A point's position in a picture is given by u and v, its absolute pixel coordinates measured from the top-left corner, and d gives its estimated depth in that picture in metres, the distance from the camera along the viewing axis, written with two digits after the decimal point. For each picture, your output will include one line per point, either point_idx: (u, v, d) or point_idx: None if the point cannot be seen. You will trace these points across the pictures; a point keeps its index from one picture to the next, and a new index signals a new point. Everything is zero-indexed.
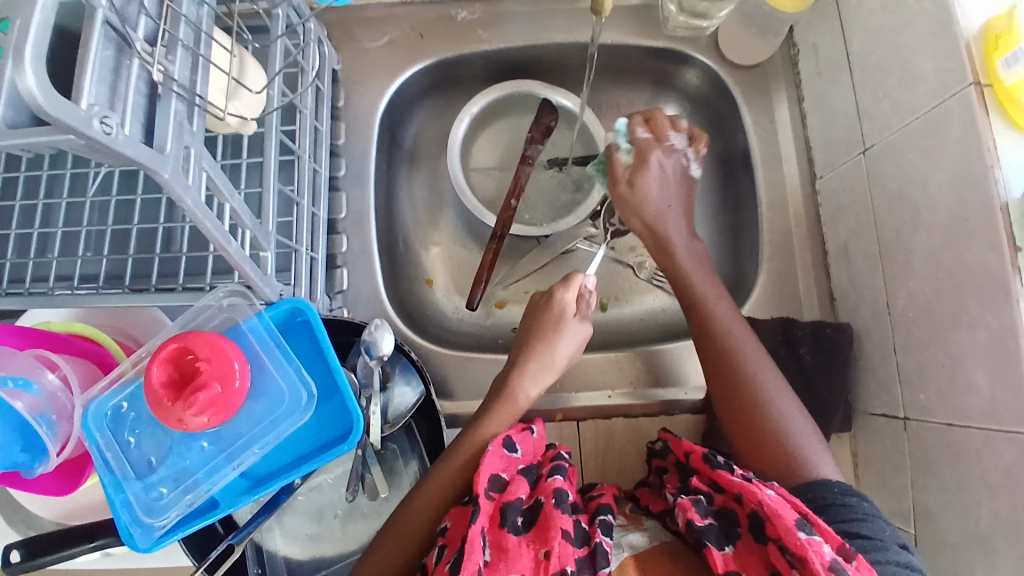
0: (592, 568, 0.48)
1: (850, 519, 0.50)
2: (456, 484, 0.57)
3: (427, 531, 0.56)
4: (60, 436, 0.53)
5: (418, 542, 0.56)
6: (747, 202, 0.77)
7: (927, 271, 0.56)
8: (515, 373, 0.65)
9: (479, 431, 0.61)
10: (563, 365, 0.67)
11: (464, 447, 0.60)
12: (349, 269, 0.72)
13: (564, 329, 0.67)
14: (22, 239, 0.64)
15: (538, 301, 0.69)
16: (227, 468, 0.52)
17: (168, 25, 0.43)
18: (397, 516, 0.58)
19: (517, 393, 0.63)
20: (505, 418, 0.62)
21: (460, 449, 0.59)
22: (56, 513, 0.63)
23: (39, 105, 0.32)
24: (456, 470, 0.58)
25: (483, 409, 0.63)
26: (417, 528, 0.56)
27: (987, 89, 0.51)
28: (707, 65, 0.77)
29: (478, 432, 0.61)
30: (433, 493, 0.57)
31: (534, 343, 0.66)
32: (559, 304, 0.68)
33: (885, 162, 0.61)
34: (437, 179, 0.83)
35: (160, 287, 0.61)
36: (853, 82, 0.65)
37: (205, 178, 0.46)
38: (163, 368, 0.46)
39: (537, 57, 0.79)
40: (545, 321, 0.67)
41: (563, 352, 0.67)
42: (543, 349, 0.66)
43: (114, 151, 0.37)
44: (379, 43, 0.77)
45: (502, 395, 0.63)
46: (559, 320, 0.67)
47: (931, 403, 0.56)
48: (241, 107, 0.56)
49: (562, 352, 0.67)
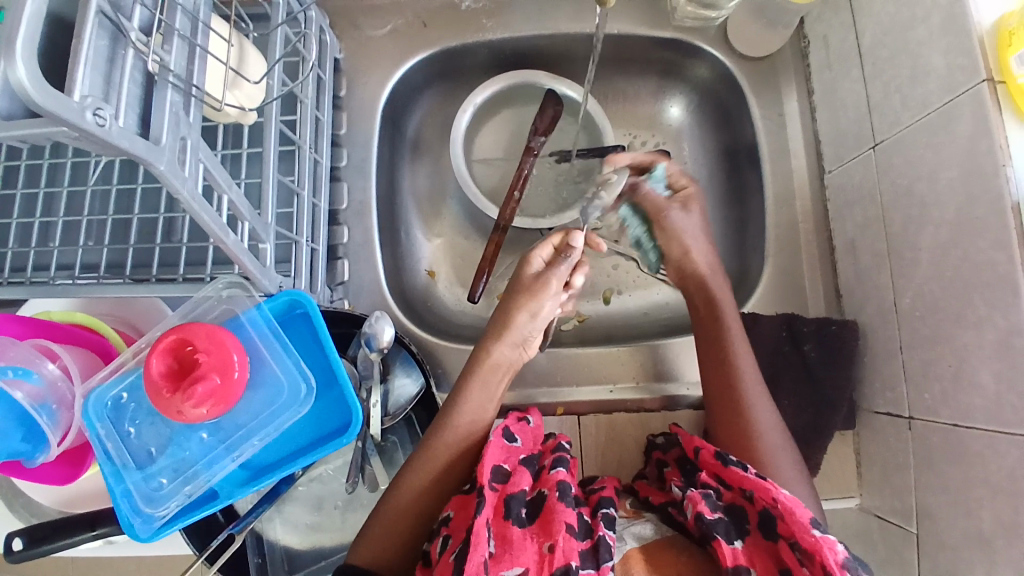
0: (596, 560, 0.47)
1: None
2: (448, 477, 0.57)
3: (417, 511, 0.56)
4: (61, 426, 0.53)
5: (414, 523, 0.56)
6: (754, 195, 0.76)
7: (935, 270, 0.55)
8: (487, 343, 0.64)
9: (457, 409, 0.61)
10: (536, 334, 0.65)
11: (445, 430, 0.60)
12: (350, 260, 0.72)
13: (539, 299, 0.64)
14: (24, 228, 0.64)
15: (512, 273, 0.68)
16: (227, 460, 0.52)
17: (164, 15, 0.42)
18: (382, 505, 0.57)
19: (491, 362, 0.63)
20: (479, 394, 0.62)
21: (446, 432, 0.60)
22: (58, 501, 0.63)
23: (29, 97, 0.31)
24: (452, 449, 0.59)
25: (461, 382, 0.63)
26: (409, 515, 0.56)
27: (1000, 87, 0.49)
28: (715, 55, 0.76)
29: (454, 412, 0.60)
30: (426, 486, 0.57)
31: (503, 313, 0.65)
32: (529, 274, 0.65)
33: (895, 157, 0.59)
34: (439, 169, 0.82)
35: (160, 277, 0.61)
36: (863, 75, 0.63)
37: (202, 170, 0.45)
38: (162, 359, 0.46)
39: (541, 47, 0.77)
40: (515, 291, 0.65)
41: (535, 322, 0.64)
42: (522, 319, 0.64)
43: (108, 143, 0.36)
44: (382, 32, 0.76)
45: (477, 366, 0.63)
46: (538, 290, 0.64)
47: (935, 403, 0.55)
48: (240, 97, 0.55)
49: (534, 322, 0.64)
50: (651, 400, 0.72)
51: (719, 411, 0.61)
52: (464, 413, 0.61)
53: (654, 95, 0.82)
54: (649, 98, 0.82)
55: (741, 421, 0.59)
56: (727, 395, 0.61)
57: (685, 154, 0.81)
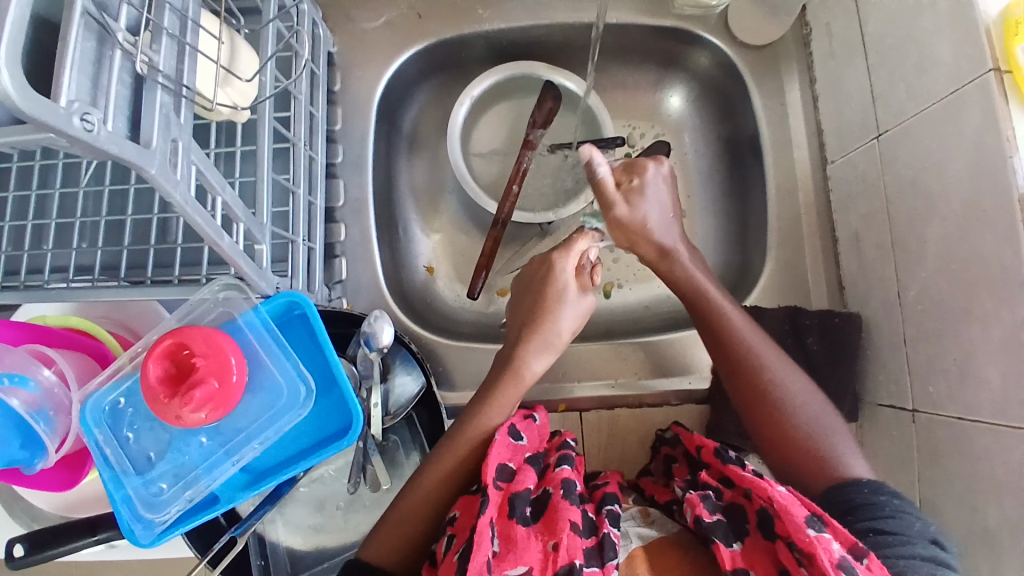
0: (600, 559, 0.47)
1: (878, 517, 0.49)
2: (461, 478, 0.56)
3: (432, 511, 0.56)
4: (59, 432, 0.52)
5: (427, 521, 0.55)
6: (755, 187, 0.75)
7: (940, 263, 0.54)
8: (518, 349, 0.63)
9: (483, 415, 0.59)
10: (563, 343, 0.65)
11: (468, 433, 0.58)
12: (348, 258, 0.71)
13: (566, 302, 0.64)
14: (16, 230, 0.63)
15: (538, 271, 0.66)
16: (227, 464, 0.51)
17: (152, 14, 0.41)
18: (395, 507, 0.56)
19: (524, 368, 0.62)
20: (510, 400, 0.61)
21: (460, 434, 0.58)
22: (57, 505, 0.63)
23: (15, 104, 0.30)
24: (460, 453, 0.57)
25: (487, 390, 0.61)
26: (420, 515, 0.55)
27: (1007, 76, 0.49)
28: (716, 45, 0.74)
29: (479, 415, 0.59)
30: (430, 487, 0.56)
31: (533, 322, 0.64)
32: (563, 276, 0.64)
33: (899, 149, 0.58)
34: (437, 164, 0.81)
35: (156, 279, 0.60)
36: (867, 64, 0.62)
37: (194, 172, 0.44)
38: (159, 364, 0.45)
39: (539, 37, 0.76)
40: (542, 296, 0.65)
41: (565, 327, 0.64)
42: (551, 324, 0.64)
43: (96, 148, 0.35)
44: (377, 24, 0.74)
45: (508, 372, 0.62)
46: (565, 294, 0.64)
47: (940, 397, 0.55)
48: (232, 95, 0.54)
49: (564, 326, 0.64)
50: (654, 396, 0.71)
51: (742, 395, 0.59)
52: (486, 417, 0.59)
53: (654, 86, 0.80)
54: (649, 89, 0.81)
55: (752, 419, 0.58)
56: (741, 383, 0.59)
57: (686, 145, 0.80)
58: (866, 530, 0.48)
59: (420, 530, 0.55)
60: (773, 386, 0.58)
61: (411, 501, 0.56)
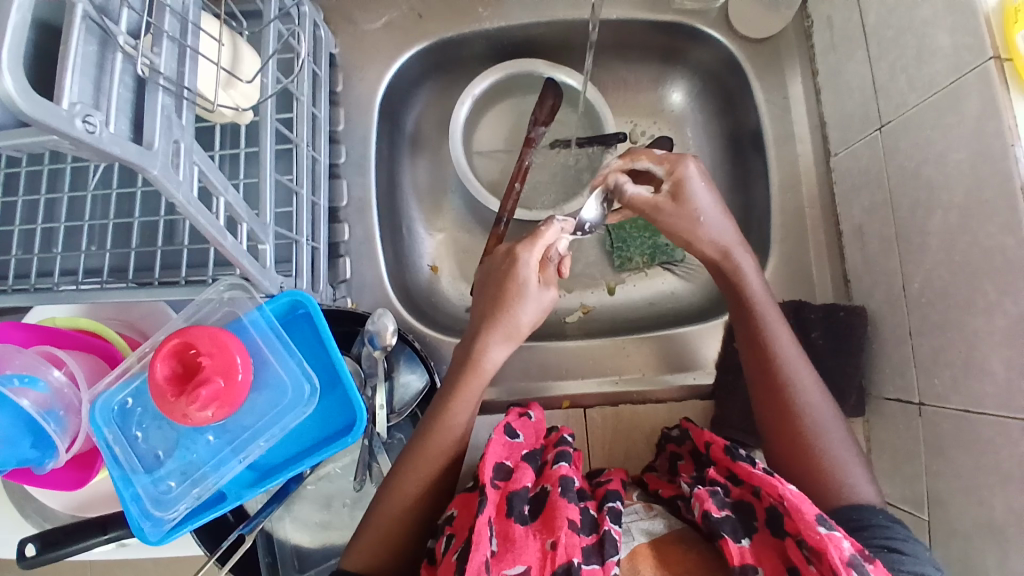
0: (601, 556, 0.46)
1: (890, 536, 0.48)
2: (440, 481, 0.56)
3: (417, 504, 0.56)
4: (69, 432, 0.52)
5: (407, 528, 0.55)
6: (759, 181, 0.74)
7: (944, 253, 0.54)
8: (475, 340, 0.59)
9: (447, 415, 0.57)
10: (528, 333, 0.60)
11: (436, 436, 0.57)
12: (353, 257, 0.72)
13: (524, 294, 0.58)
14: (27, 234, 0.64)
15: (504, 268, 0.60)
16: (234, 461, 0.52)
17: (152, 17, 0.42)
18: (381, 501, 0.56)
19: (484, 361, 0.58)
20: (474, 395, 0.58)
21: (431, 441, 0.57)
22: (69, 505, 0.64)
23: (18, 108, 0.30)
24: (441, 452, 0.57)
25: (450, 386, 0.58)
26: (399, 515, 0.55)
27: (1007, 64, 0.48)
28: (717, 40, 0.74)
29: (442, 419, 0.57)
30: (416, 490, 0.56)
31: (489, 311, 0.59)
32: (525, 272, 0.58)
33: (901, 140, 0.58)
34: (439, 162, 0.81)
35: (163, 280, 0.61)
36: (868, 55, 0.62)
37: (197, 172, 0.45)
38: (166, 363, 0.46)
39: (540, 34, 0.76)
40: (499, 284, 0.59)
41: (526, 320, 0.59)
42: (510, 317, 0.58)
43: (99, 149, 0.36)
44: (377, 26, 0.75)
45: (466, 366, 0.58)
46: (526, 286, 0.59)
47: (946, 389, 0.54)
48: (235, 97, 0.55)
49: (524, 320, 0.59)
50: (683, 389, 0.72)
51: (766, 404, 0.57)
52: (452, 419, 0.57)
53: (655, 81, 0.80)
54: (651, 85, 0.81)
55: (783, 413, 0.56)
56: (772, 388, 0.57)
57: (688, 140, 0.80)
58: (881, 547, 0.47)
59: (403, 535, 0.55)
60: (797, 392, 0.56)
61: (404, 490, 0.56)
